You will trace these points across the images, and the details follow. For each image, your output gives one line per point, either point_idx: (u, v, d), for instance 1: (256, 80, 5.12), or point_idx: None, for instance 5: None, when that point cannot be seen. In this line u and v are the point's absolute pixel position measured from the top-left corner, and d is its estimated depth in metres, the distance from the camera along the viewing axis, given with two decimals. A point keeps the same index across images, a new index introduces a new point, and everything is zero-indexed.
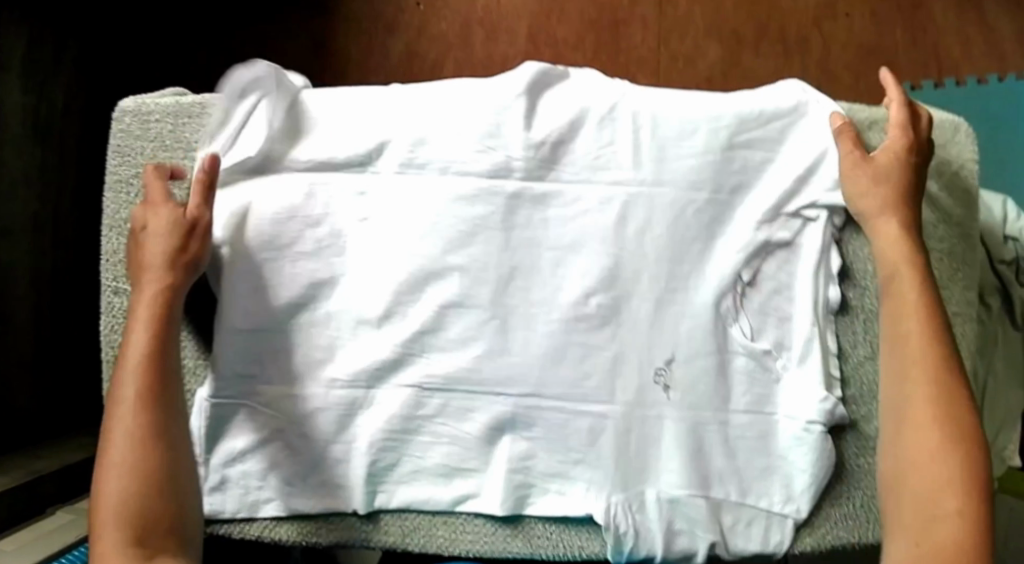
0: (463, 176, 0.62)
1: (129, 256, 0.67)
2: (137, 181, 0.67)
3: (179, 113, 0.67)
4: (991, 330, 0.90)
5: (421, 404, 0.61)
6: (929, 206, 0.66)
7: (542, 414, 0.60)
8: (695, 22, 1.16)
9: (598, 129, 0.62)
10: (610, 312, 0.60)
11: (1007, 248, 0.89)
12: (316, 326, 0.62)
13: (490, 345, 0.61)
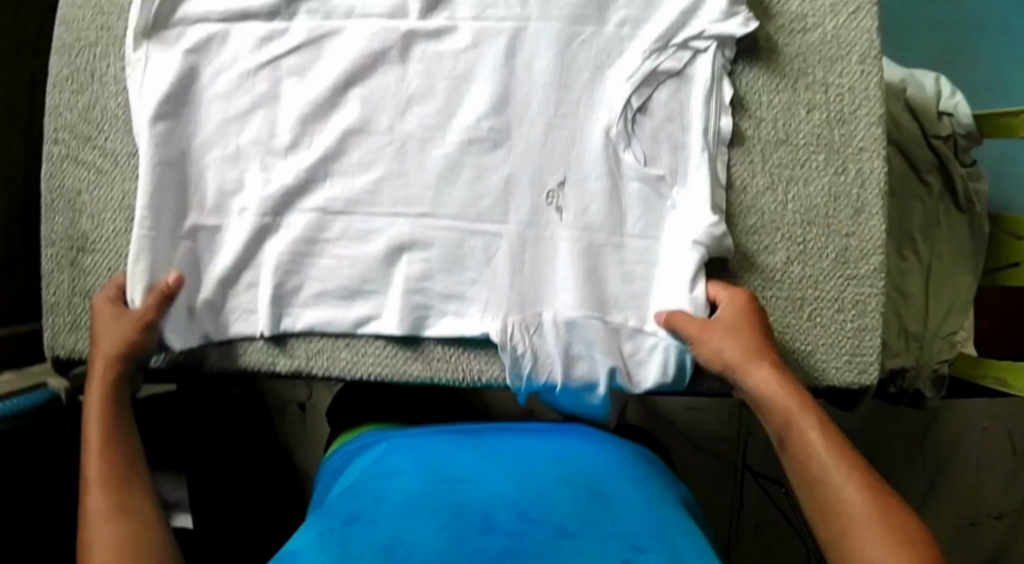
0: (367, 23, 0.68)
1: (68, 110, 0.70)
2: (78, 43, 0.70)
3: None
4: (931, 208, 0.90)
5: (327, 227, 0.67)
6: (823, 45, 0.69)
7: (432, 232, 0.67)
8: None
9: None
10: (501, 128, 0.67)
11: (942, 123, 0.90)
12: (241, 163, 0.67)
13: (391, 170, 0.67)
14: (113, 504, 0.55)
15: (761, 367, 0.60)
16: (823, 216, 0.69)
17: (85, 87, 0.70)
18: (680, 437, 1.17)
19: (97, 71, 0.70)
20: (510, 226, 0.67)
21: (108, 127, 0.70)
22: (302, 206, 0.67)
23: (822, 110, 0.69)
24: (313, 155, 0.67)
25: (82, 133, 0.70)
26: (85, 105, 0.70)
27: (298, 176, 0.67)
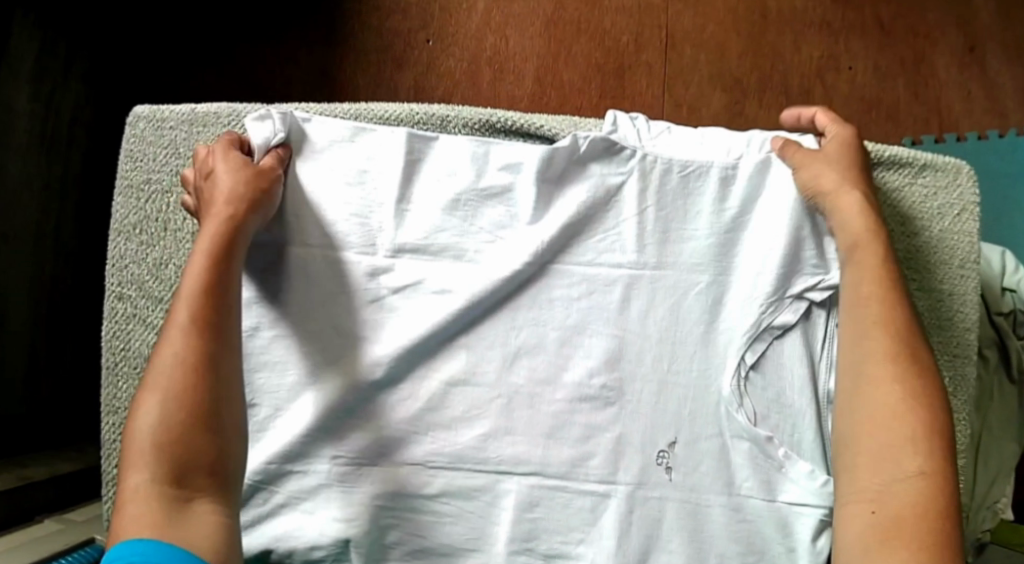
0: (512, 260, 0.75)
1: (136, 261, 0.81)
2: (149, 186, 0.82)
3: (195, 125, 0.82)
4: (988, 381, 0.90)
5: (428, 482, 0.73)
6: (926, 249, 0.78)
7: (539, 494, 0.73)
8: (699, 69, 1.23)
9: (609, 205, 0.77)
10: (614, 394, 0.74)
11: (1005, 300, 0.92)
12: (368, 400, 0.74)
13: (513, 426, 0.74)
14: (193, 358, 0.63)
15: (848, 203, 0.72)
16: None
17: (151, 236, 0.81)
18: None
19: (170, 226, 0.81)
20: (620, 488, 0.73)
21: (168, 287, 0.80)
22: (409, 457, 0.73)
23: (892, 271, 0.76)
24: (415, 403, 0.74)
25: (148, 287, 0.80)
26: (153, 256, 0.81)
27: (401, 428, 0.74)
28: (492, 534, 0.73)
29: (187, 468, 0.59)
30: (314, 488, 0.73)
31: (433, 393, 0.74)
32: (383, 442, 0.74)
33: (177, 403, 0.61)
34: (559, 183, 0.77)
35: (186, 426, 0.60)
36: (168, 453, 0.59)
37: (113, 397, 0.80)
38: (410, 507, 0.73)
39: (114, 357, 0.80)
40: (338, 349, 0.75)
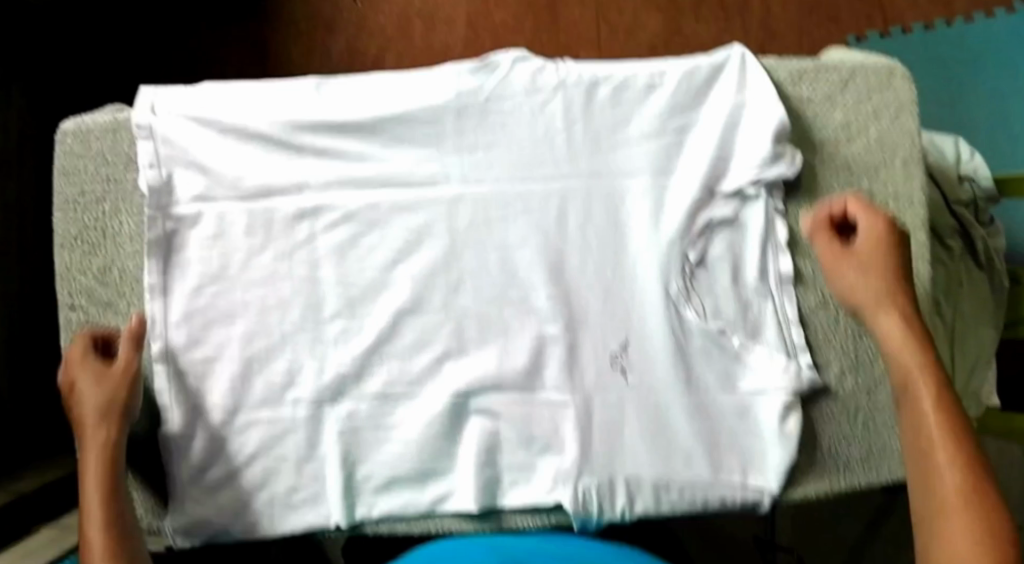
0: (454, 193, 0.81)
1: (82, 269, 0.84)
2: (83, 198, 0.84)
3: (116, 131, 0.84)
4: (953, 268, 0.92)
5: (393, 409, 0.81)
6: (867, 154, 0.85)
7: (495, 407, 0.80)
8: None
9: (540, 114, 0.82)
10: (560, 309, 0.81)
11: (963, 190, 0.94)
12: (335, 343, 0.81)
13: (460, 347, 0.81)
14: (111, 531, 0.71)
15: (885, 316, 0.73)
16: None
17: (94, 244, 0.84)
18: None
19: (109, 231, 0.84)
20: (574, 398, 0.80)
21: (124, 288, 0.84)
22: (365, 391, 0.81)
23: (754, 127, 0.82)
24: (370, 341, 0.81)
25: (100, 294, 0.84)
26: (98, 263, 0.84)
27: (360, 360, 0.81)
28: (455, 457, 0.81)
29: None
30: (276, 428, 0.80)
31: (384, 330, 0.81)
32: (342, 380, 0.80)
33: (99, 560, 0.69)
34: (477, 110, 0.81)
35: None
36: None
37: None
38: (369, 449, 0.80)
39: None
40: (274, 308, 0.81)
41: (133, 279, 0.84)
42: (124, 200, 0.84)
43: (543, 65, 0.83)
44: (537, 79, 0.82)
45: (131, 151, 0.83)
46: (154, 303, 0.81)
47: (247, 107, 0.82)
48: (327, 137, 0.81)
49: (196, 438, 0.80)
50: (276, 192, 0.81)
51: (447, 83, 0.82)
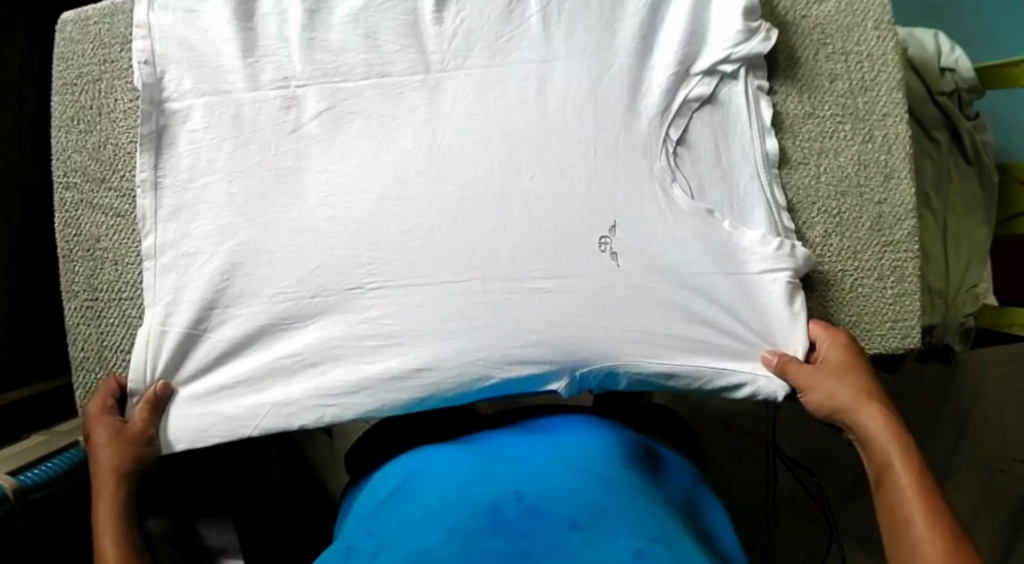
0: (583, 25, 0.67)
1: (79, 148, 0.70)
2: (81, 80, 0.71)
3: (115, 14, 0.71)
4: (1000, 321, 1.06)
5: (450, 313, 0.67)
6: (941, 175, 0.87)
7: (587, 289, 0.67)
8: None
9: None
10: (637, 286, 0.67)
11: None
12: (373, 250, 0.66)
13: (546, 245, 0.67)
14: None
15: (871, 425, 0.62)
16: (857, 186, 0.70)
17: (91, 124, 0.70)
18: (710, 417, 1.17)
19: (105, 109, 0.70)
20: (671, 271, 0.67)
21: (119, 167, 0.70)
22: (397, 287, 0.67)
23: (844, 79, 0.71)
24: (406, 255, 0.67)
25: (94, 173, 0.70)
26: (93, 141, 0.70)
27: (407, 259, 0.66)
28: (485, 346, 0.66)
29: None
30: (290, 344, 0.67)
31: (433, 243, 0.67)
32: (373, 298, 0.67)
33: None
34: None
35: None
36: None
37: (71, 282, 0.70)
38: (354, 377, 0.67)
39: (66, 245, 0.70)
40: (306, 252, 0.67)
41: (118, 158, 0.70)
42: (122, 77, 0.70)
43: None
44: None
45: (127, 31, 0.70)
46: (146, 197, 0.68)
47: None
48: (386, 37, 0.67)
49: (202, 385, 0.68)
50: (317, 102, 0.67)
51: None
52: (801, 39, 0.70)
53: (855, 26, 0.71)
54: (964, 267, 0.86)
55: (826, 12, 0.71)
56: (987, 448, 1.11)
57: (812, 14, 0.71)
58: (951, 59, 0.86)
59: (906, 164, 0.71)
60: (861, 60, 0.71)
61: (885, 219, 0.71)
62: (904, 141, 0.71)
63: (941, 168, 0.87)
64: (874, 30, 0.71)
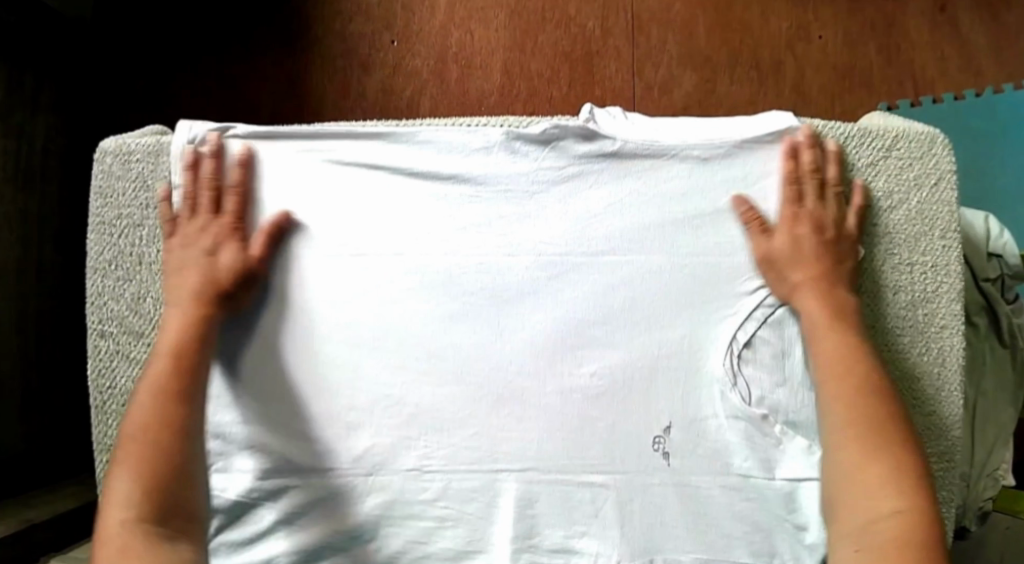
0: (656, 214, 0.66)
1: (115, 296, 0.67)
2: (120, 222, 0.68)
3: (159, 153, 0.67)
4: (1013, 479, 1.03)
5: (504, 504, 0.64)
6: (975, 357, 0.89)
7: (643, 488, 0.65)
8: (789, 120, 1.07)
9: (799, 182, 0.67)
10: (689, 486, 0.66)
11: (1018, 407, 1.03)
12: (427, 433, 0.64)
13: (603, 440, 0.65)
14: (161, 419, 0.58)
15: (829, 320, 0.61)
16: (909, 399, 0.70)
17: (131, 270, 0.67)
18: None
19: (145, 257, 0.67)
20: (731, 476, 0.66)
21: (160, 321, 0.67)
22: (449, 471, 0.64)
23: (907, 291, 0.70)
24: (458, 442, 0.64)
25: (131, 323, 0.67)
26: (132, 290, 0.67)
27: (461, 445, 0.64)
28: (545, 535, 0.65)
29: (157, 488, 0.56)
30: (335, 520, 0.64)
31: (482, 430, 0.65)
32: (425, 481, 0.64)
33: (149, 461, 0.56)
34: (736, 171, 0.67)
35: (164, 485, 0.56)
36: (144, 500, 0.55)
37: (102, 436, 0.67)
38: (410, 556, 0.64)
39: (100, 397, 0.67)
40: (355, 428, 0.65)
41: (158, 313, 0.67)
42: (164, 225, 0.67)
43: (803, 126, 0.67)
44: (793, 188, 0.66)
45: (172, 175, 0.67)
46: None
47: (405, 173, 0.66)
48: (455, 212, 0.65)
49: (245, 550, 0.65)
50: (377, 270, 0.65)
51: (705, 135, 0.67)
52: (869, 250, 0.69)
53: (924, 236, 0.70)
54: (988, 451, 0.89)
55: (897, 221, 0.70)
56: None
57: (882, 222, 0.70)
58: (999, 244, 0.88)
59: (959, 378, 0.70)
60: (926, 271, 0.70)
61: (931, 431, 0.70)
62: (958, 355, 0.70)
63: (978, 352, 0.89)
64: (939, 240, 0.70)
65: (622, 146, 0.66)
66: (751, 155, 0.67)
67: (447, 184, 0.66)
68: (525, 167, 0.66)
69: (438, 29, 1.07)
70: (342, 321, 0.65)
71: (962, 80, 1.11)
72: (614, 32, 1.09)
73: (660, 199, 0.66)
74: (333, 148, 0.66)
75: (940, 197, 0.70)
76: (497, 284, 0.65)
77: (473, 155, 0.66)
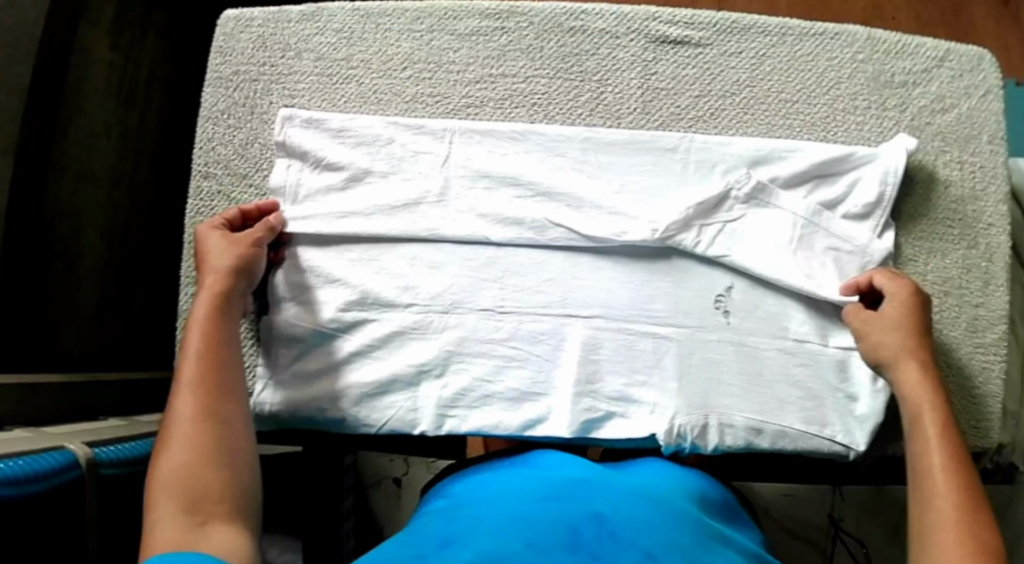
0: (732, 94, 0.70)
1: (223, 141, 0.75)
2: (237, 77, 0.76)
3: (280, 20, 0.75)
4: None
5: (570, 349, 0.68)
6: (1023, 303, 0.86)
7: (704, 344, 0.68)
8: None
9: (867, 82, 0.73)
10: (747, 348, 0.69)
11: None
12: (505, 278, 0.69)
13: (669, 298, 0.68)
14: (197, 393, 0.57)
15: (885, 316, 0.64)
16: (958, 288, 0.73)
17: (240, 119, 0.75)
18: (774, 527, 0.91)
19: (257, 108, 0.75)
20: (791, 343, 0.69)
21: (260, 167, 0.74)
22: (522, 312, 0.68)
23: (958, 186, 0.73)
24: (530, 284, 0.68)
25: (233, 166, 0.74)
26: (239, 137, 0.75)
27: (535, 290, 0.69)
28: (605, 380, 0.68)
29: (209, 459, 0.54)
30: (411, 351, 0.69)
31: (557, 277, 0.69)
32: (498, 322, 0.68)
33: (201, 445, 0.55)
34: (808, 63, 0.71)
35: (214, 451, 0.55)
36: (191, 467, 0.53)
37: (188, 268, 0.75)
38: (477, 392, 0.68)
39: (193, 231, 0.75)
40: (440, 270, 0.69)
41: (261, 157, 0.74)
42: (279, 82, 0.74)
43: (874, 39, 0.73)
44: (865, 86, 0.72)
45: (291, 39, 0.75)
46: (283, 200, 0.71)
47: (502, 42, 0.71)
48: (543, 79, 0.70)
49: (317, 383, 0.71)
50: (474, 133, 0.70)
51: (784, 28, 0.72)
52: (926, 148, 0.73)
53: (973, 138, 0.74)
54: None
55: (947, 122, 0.74)
56: None
57: (936, 122, 0.74)
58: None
59: (1005, 275, 0.74)
60: (974, 170, 0.74)
61: (979, 322, 0.73)
62: (1005, 252, 0.74)
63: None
64: (988, 144, 0.75)
65: (698, 36, 0.71)
66: (815, 49, 0.72)
67: (544, 56, 0.71)
68: (610, 41, 0.71)
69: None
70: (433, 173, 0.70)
71: (1020, 65, 1.11)
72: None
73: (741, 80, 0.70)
74: (437, 16, 0.72)
75: (987, 107, 0.75)
76: (586, 151, 0.69)
77: (560, 31, 0.71)
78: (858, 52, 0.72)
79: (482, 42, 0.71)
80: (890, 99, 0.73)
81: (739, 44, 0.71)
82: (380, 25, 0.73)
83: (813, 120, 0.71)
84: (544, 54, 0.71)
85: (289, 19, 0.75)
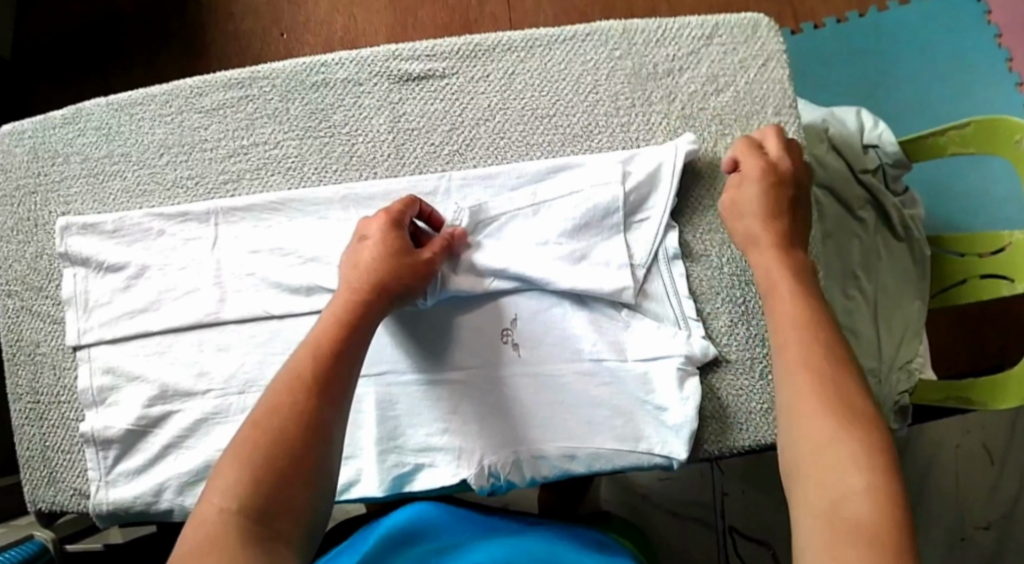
0: (479, 122, 0.71)
1: (17, 258, 0.76)
2: (18, 193, 0.77)
3: (45, 128, 0.76)
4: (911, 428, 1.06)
5: (367, 408, 0.68)
6: (864, 255, 0.86)
7: (498, 377, 0.68)
8: None
9: (626, 80, 0.72)
10: (542, 375, 0.68)
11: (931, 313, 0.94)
12: (289, 347, 0.69)
13: (454, 338, 0.68)
14: (290, 410, 0.55)
15: (769, 251, 0.63)
16: None
17: (28, 234, 0.76)
18: (659, 511, 1.04)
19: (40, 221, 0.76)
20: (585, 362, 0.68)
21: (54, 276, 0.75)
22: None
23: None
24: None
25: (32, 281, 0.76)
26: (31, 251, 0.76)
27: None
28: (407, 429, 0.68)
29: (269, 485, 0.52)
30: (217, 434, 0.70)
31: None
32: None
33: (272, 438, 0.54)
34: (560, 74, 0.71)
35: (273, 485, 0.52)
36: (243, 499, 0.51)
37: (15, 384, 0.76)
38: None
39: (10, 349, 0.76)
40: (229, 349, 0.70)
41: (53, 268, 0.76)
42: (56, 189, 0.76)
43: (628, 34, 0.72)
44: (625, 86, 0.71)
45: (58, 146, 0.76)
46: (75, 311, 0.73)
47: (246, 114, 0.72)
48: (295, 141, 0.71)
49: (142, 479, 0.71)
50: (243, 208, 0.70)
51: (535, 42, 0.72)
52: (703, 135, 0.72)
53: (756, 114, 0.72)
54: (897, 343, 0.84)
55: (723, 103, 0.72)
56: (950, 518, 1.05)
57: (710, 105, 0.72)
58: (875, 134, 0.88)
59: (813, 249, 0.71)
60: None
61: None
62: (810, 226, 0.71)
63: (868, 245, 0.86)
64: (774, 116, 0.71)
65: (438, 69, 0.71)
66: (563, 57, 0.72)
67: (287, 119, 0.71)
68: (355, 89, 0.71)
69: (322, 19, 1.17)
70: (204, 257, 0.71)
71: (845, 3, 1.12)
72: (490, 1, 1.16)
73: (487, 109, 0.71)
74: (183, 97, 0.73)
75: (769, 76, 0.72)
76: (351, 210, 0.69)
77: (302, 90, 0.71)
78: (611, 51, 0.72)
79: (231, 118, 0.72)
80: (655, 92, 0.72)
81: (484, 69, 0.71)
82: (133, 114, 0.74)
83: (571, 130, 0.71)
84: (289, 114, 0.71)
85: (52, 126, 0.76)
